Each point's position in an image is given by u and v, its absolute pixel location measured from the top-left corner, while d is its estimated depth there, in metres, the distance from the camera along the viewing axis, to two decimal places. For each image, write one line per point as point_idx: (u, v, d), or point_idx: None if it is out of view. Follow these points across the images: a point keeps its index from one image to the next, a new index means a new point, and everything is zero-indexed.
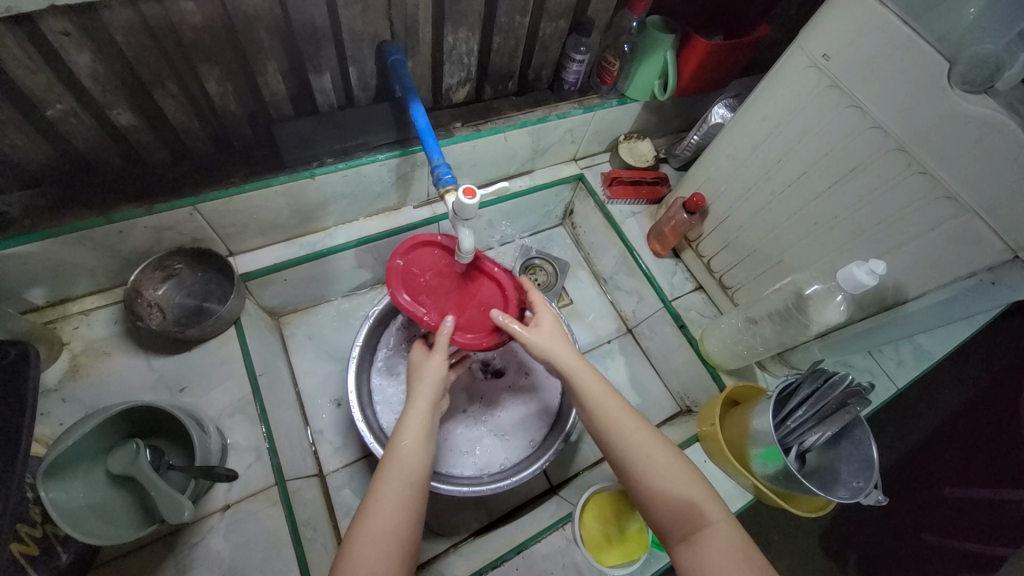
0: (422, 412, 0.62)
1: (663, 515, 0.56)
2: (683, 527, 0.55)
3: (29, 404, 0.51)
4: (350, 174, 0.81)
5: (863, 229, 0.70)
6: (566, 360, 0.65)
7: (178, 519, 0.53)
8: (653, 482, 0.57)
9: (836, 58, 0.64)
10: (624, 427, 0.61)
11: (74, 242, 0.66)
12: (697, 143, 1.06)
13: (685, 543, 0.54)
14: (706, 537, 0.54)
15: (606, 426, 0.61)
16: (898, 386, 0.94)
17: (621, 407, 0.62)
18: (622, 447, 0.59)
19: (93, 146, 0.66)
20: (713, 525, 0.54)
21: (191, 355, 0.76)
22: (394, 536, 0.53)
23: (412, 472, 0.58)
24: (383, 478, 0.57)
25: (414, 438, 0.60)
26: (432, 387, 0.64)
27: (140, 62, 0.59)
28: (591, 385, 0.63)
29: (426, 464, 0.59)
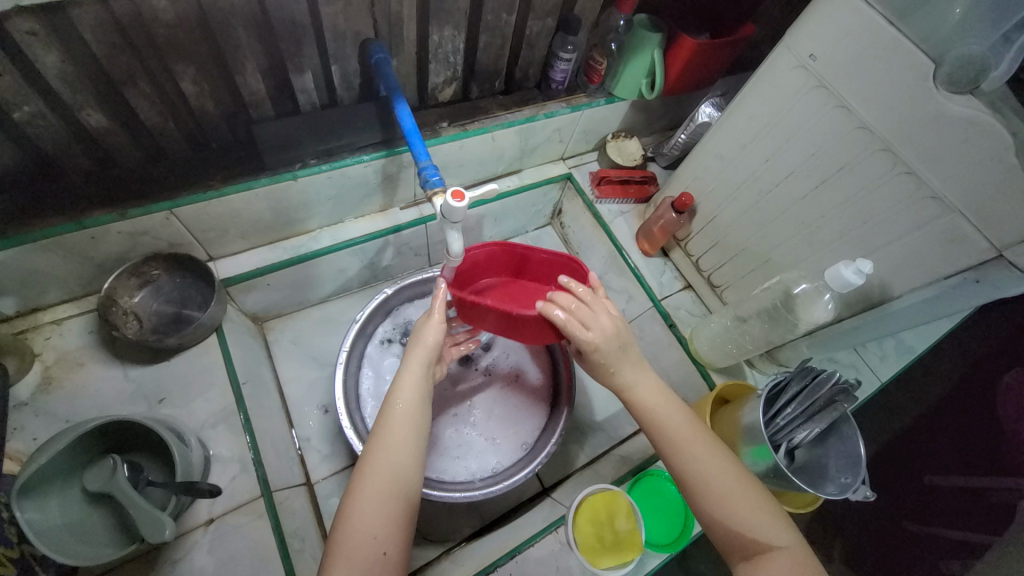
0: (414, 373, 0.59)
1: (725, 534, 0.54)
2: (745, 546, 0.53)
3: None
4: (334, 176, 0.78)
5: (850, 229, 0.70)
6: (634, 384, 0.62)
7: (159, 538, 0.50)
8: (713, 495, 0.55)
9: (823, 59, 0.64)
10: (680, 433, 0.59)
11: (44, 249, 0.63)
12: (684, 143, 1.06)
13: (749, 562, 0.52)
14: (772, 559, 0.52)
15: (665, 431, 0.59)
16: (881, 380, 0.95)
17: (679, 411, 0.61)
18: (680, 453, 0.58)
19: (62, 149, 0.63)
20: (779, 548, 0.52)
21: (171, 364, 0.74)
22: (387, 500, 0.52)
23: (407, 438, 0.55)
24: (378, 444, 0.55)
25: (407, 401, 0.57)
26: (425, 350, 0.61)
27: (110, 62, 0.56)
28: (644, 391, 0.61)
29: (422, 428, 0.57)
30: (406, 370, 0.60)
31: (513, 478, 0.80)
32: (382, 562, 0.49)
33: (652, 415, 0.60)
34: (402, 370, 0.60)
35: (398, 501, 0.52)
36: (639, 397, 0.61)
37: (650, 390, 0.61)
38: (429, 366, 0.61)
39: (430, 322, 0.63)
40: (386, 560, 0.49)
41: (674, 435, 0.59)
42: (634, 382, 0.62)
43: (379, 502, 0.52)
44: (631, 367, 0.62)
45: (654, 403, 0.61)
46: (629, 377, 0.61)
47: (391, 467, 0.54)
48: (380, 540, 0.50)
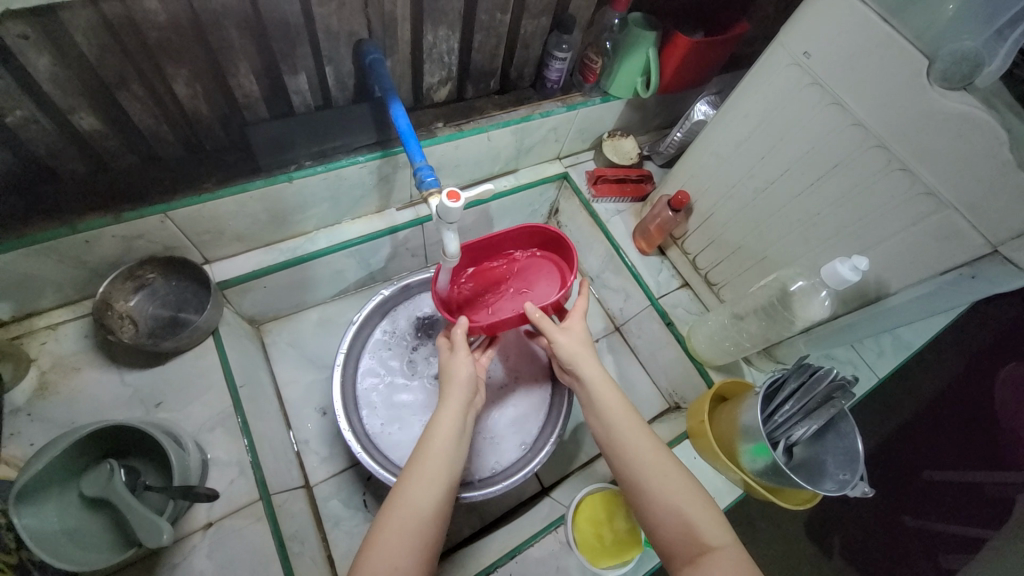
0: (453, 412, 0.61)
1: (670, 537, 0.56)
2: (689, 548, 0.54)
3: None
4: (329, 177, 0.78)
5: (846, 225, 0.70)
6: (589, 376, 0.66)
7: (156, 542, 0.50)
8: (657, 496, 0.58)
9: (817, 56, 0.64)
10: (637, 440, 0.61)
11: (38, 253, 0.63)
12: (680, 141, 1.06)
13: (691, 565, 0.53)
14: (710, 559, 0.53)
15: (619, 436, 0.62)
16: (879, 376, 0.96)
17: (634, 421, 0.63)
18: (633, 459, 0.60)
19: (55, 152, 0.62)
20: (719, 549, 0.53)
21: (167, 368, 0.74)
22: (414, 529, 0.52)
23: (440, 476, 0.56)
24: (413, 476, 0.55)
25: (445, 438, 0.58)
26: (461, 391, 0.63)
27: (102, 64, 0.56)
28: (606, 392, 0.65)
29: (453, 469, 0.58)
30: (445, 407, 0.61)
31: (512, 479, 0.79)
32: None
33: (606, 409, 0.64)
34: (440, 407, 0.62)
35: (425, 537, 0.52)
36: (594, 401, 0.65)
37: (606, 391, 0.65)
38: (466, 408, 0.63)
39: (460, 359, 0.65)
40: None
41: (624, 440, 0.62)
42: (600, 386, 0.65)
43: (408, 533, 0.52)
44: (592, 367, 0.66)
45: (608, 407, 0.64)
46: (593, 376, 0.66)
47: (426, 497, 0.54)
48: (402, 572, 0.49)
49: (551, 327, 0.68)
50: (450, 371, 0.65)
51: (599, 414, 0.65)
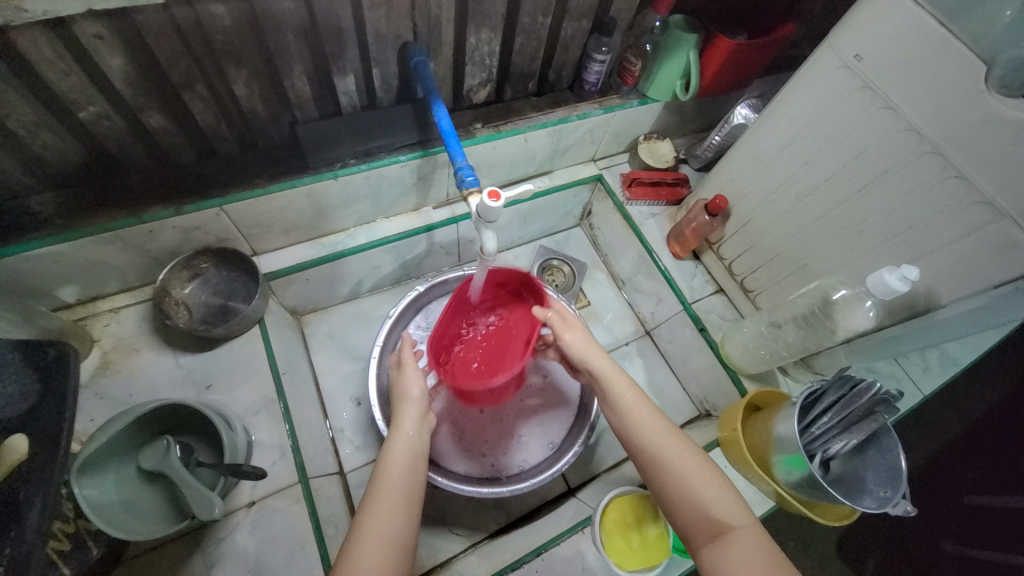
0: (409, 429, 0.63)
1: (689, 519, 0.57)
2: (708, 528, 0.55)
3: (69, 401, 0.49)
4: (372, 175, 0.81)
5: (895, 233, 0.68)
6: (599, 365, 0.68)
7: (209, 515, 0.54)
8: (677, 481, 0.58)
9: (869, 60, 0.63)
10: (653, 432, 0.62)
11: (106, 241, 0.68)
12: (719, 144, 1.04)
13: (711, 546, 0.54)
14: (730, 539, 0.53)
15: (636, 429, 0.63)
16: (924, 393, 0.92)
17: (654, 414, 0.64)
18: (651, 447, 0.61)
19: (123, 148, 0.67)
20: (740, 529, 0.54)
21: (216, 353, 0.78)
22: (385, 540, 0.53)
23: (400, 493, 0.57)
24: (377, 495, 0.56)
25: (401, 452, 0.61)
26: (416, 407, 0.65)
27: (171, 66, 0.60)
28: (618, 383, 0.66)
29: (415, 485, 0.59)
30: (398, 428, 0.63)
31: (540, 477, 0.80)
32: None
33: (616, 399, 0.66)
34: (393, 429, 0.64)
35: (399, 552, 0.53)
36: (607, 391, 0.67)
37: (620, 382, 0.66)
38: (422, 419, 0.65)
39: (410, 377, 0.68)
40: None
41: (642, 433, 0.62)
42: (610, 375, 0.67)
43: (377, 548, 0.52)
44: (603, 359, 0.69)
45: (622, 396, 0.65)
46: (603, 365, 0.68)
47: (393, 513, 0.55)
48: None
49: (559, 323, 0.72)
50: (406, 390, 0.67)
51: (613, 405, 0.66)
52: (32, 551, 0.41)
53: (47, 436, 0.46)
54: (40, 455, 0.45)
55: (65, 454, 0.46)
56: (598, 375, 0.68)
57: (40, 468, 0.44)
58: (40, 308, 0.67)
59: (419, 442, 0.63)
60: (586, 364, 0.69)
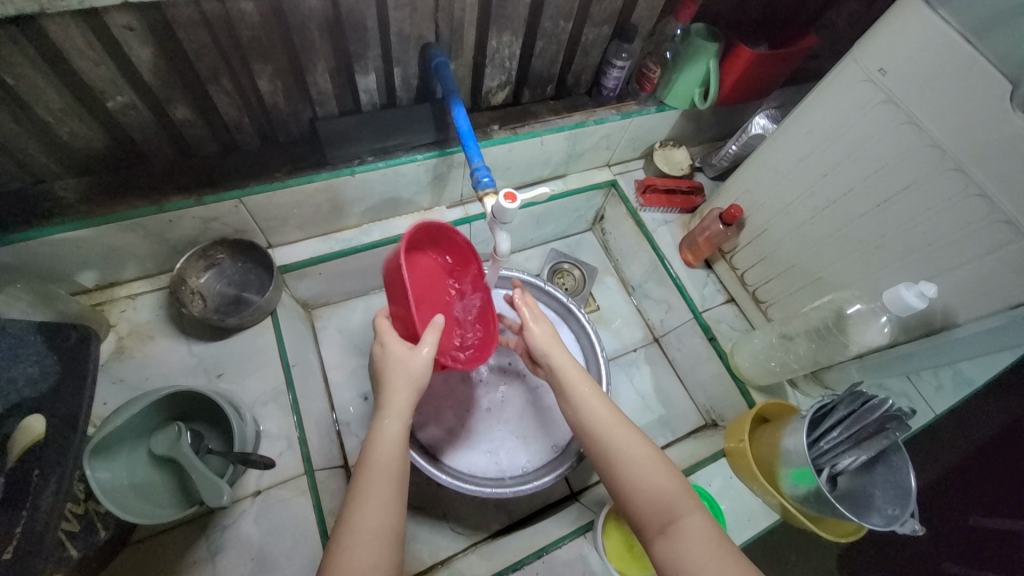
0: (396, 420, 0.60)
1: (641, 508, 0.57)
2: (659, 519, 0.56)
3: (87, 384, 0.50)
4: (388, 173, 0.82)
5: (913, 250, 0.67)
6: (559, 359, 0.69)
7: (217, 502, 0.54)
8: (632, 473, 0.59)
9: (894, 74, 0.62)
10: (603, 423, 0.63)
11: (126, 228, 0.69)
12: (735, 154, 1.04)
13: (662, 536, 0.55)
14: (680, 528, 0.54)
15: (586, 422, 0.64)
16: (936, 413, 0.90)
17: (603, 405, 0.65)
18: (603, 440, 0.62)
19: (149, 137, 0.68)
20: (689, 518, 0.55)
21: (228, 343, 0.78)
22: (378, 530, 0.53)
23: (390, 485, 0.56)
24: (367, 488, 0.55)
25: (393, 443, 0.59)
26: (411, 390, 0.62)
27: (199, 59, 0.61)
28: (574, 377, 0.67)
29: (400, 476, 0.58)
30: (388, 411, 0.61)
31: (543, 479, 0.80)
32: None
33: (573, 393, 0.66)
34: (379, 415, 0.61)
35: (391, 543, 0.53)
36: (566, 387, 0.67)
37: (574, 376, 0.67)
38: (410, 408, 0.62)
39: (420, 356, 0.63)
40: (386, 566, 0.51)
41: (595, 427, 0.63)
42: (566, 370, 0.68)
43: (364, 543, 0.51)
44: (563, 353, 0.70)
45: (575, 389, 0.66)
46: (560, 360, 0.69)
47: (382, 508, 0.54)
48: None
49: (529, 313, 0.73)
50: (398, 367, 0.62)
51: (569, 399, 0.66)
52: (44, 528, 0.42)
53: (65, 417, 0.47)
54: (58, 434, 0.46)
55: (81, 435, 0.47)
56: (558, 372, 0.68)
57: (56, 449, 0.45)
58: (61, 291, 0.69)
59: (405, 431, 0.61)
60: (549, 360, 0.70)
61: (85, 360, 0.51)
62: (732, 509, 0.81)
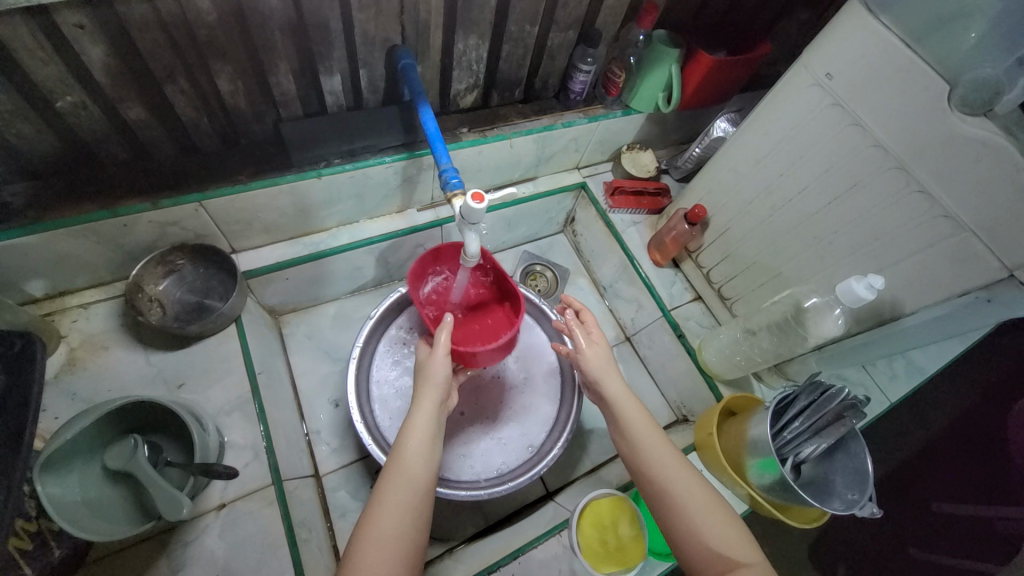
0: (424, 415, 0.61)
1: (698, 551, 0.57)
2: (718, 565, 0.56)
3: (32, 396, 0.47)
4: (356, 175, 0.81)
5: (863, 245, 0.71)
6: (614, 389, 0.69)
7: (176, 516, 0.52)
8: (697, 523, 0.58)
9: (839, 78, 0.66)
10: (668, 465, 0.63)
11: (77, 233, 0.65)
12: (699, 156, 1.08)
13: None
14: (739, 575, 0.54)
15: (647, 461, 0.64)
16: (891, 400, 0.95)
17: (664, 445, 0.65)
18: (653, 467, 0.63)
19: (101, 139, 0.65)
20: (749, 567, 0.55)
21: (190, 352, 0.75)
22: (393, 538, 0.53)
23: (410, 490, 0.56)
24: (382, 494, 0.56)
25: (420, 441, 0.59)
26: (434, 390, 0.63)
27: (152, 58, 0.59)
28: (626, 400, 0.68)
29: (426, 482, 0.58)
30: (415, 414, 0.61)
31: (519, 479, 0.80)
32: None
33: (625, 416, 0.67)
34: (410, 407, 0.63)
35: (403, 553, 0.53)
36: (619, 415, 0.68)
37: (628, 407, 0.68)
38: (439, 406, 0.63)
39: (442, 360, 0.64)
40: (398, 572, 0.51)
41: (657, 469, 0.63)
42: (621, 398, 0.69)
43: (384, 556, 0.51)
44: (618, 382, 0.69)
45: (631, 422, 0.67)
46: (616, 389, 0.69)
47: (396, 514, 0.54)
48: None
49: (581, 339, 0.72)
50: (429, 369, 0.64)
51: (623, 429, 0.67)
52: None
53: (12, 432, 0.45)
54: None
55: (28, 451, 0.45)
56: (610, 400, 0.69)
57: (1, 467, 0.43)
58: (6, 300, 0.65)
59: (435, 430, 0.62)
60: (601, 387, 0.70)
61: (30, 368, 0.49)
62: None
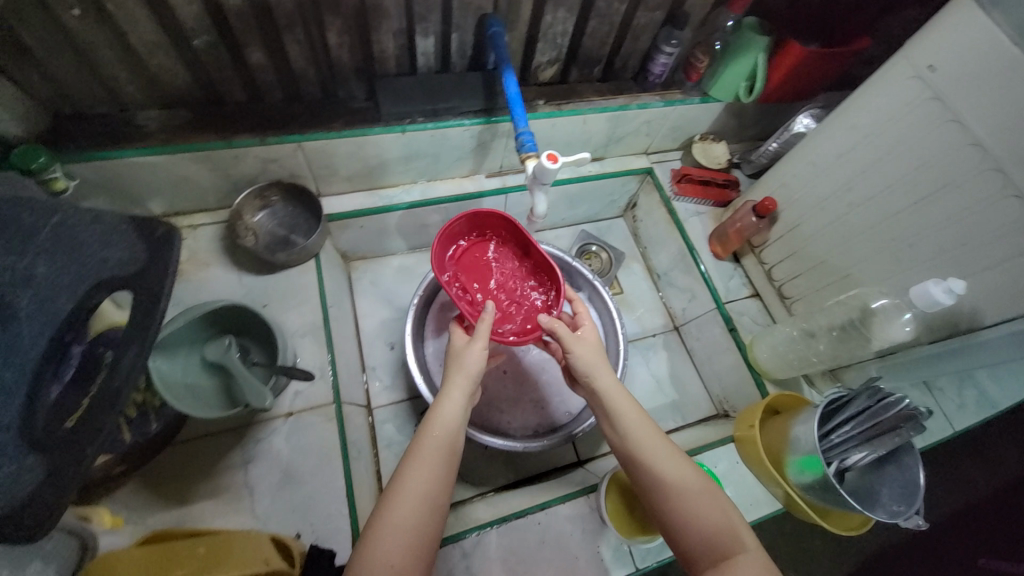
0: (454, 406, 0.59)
1: (694, 541, 0.55)
2: (711, 554, 0.53)
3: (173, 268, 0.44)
4: (436, 135, 0.86)
5: (946, 249, 0.68)
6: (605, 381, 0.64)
7: (262, 404, 0.61)
8: (689, 509, 0.56)
9: (943, 71, 0.63)
10: (659, 453, 0.60)
11: (195, 159, 0.75)
12: (775, 151, 1.04)
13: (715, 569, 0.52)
14: (736, 563, 0.52)
15: (647, 462, 0.59)
16: (955, 428, 0.89)
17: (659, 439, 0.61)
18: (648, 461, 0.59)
19: (224, 78, 0.74)
20: (745, 554, 0.52)
21: (274, 278, 0.84)
22: (412, 532, 0.52)
23: (437, 472, 0.55)
24: (406, 476, 0.55)
25: (444, 426, 0.58)
26: (465, 380, 0.61)
27: (277, 7, 0.66)
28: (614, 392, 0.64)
29: (450, 465, 0.57)
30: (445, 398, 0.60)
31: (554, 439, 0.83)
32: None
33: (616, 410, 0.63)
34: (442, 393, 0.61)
35: (418, 536, 0.52)
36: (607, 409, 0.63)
37: (622, 402, 0.63)
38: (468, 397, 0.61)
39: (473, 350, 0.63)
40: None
41: (663, 472, 0.58)
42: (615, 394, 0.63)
43: (400, 537, 0.51)
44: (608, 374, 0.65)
45: (624, 414, 0.62)
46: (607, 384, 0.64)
47: (414, 502, 0.53)
48: (398, 569, 0.49)
49: (566, 336, 0.65)
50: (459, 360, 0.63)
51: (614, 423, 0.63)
52: (123, 387, 0.39)
53: (148, 295, 0.43)
54: (140, 305, 0.42)
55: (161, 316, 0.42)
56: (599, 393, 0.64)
57: (140, 320, 0.41)
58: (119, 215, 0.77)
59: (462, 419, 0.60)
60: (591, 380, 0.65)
61: (169, 254, 0.45)
62: (735, 493, 0.82)
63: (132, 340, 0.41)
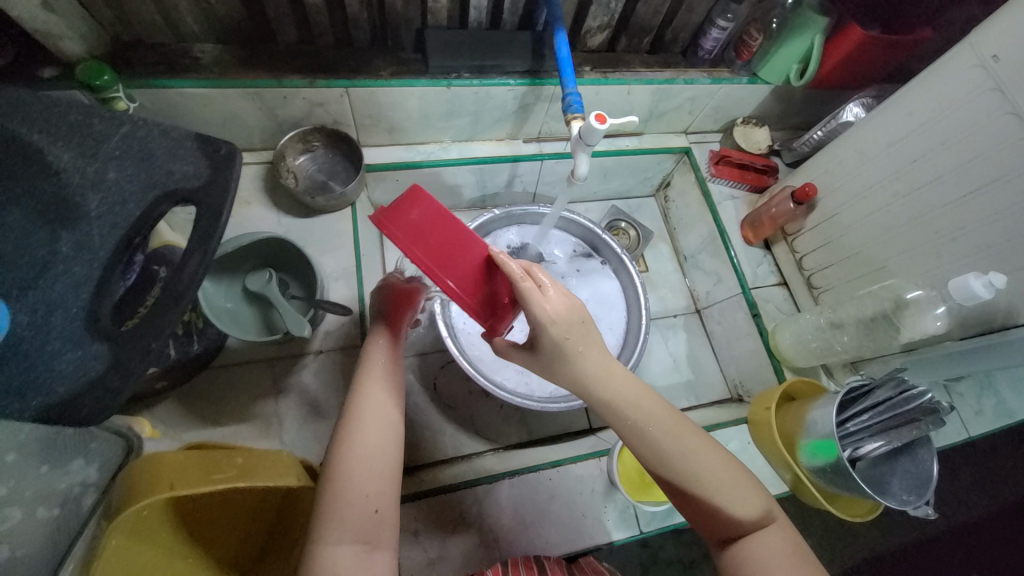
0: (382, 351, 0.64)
1: (715, 521, 0.55)
2: (729, 531, 0.55)
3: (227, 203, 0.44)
4: (480, 92, 0.85)
5: (991, 244, 0.67)
6: (596, 361, 0.56)
7: (300, 333, 0.62)
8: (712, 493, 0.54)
9: (1007, 61, 0.61)
10: (669, 435, 0.55)
11: (245, 95, 0.76)
12: (819, 140, 1.02)
13: (735, 543, 0.55)
14: (758, 539, 0.54)
15: (658, 445, 0.55)
16: (970, 433, 0.89)
17: (662, 413, 0.56)
18: (654, 437, 0.55)
19: (279, 16, 0.74)
20: (767, 530, 0.55)
21: (313, 222, 0.86)
22: (376, 463, 0.54)
23: (388, 409, 0.58)
24: (361, 413, 0.57)
25: (379, 370, 0.62)
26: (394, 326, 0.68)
27: None
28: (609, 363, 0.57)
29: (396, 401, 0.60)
30: (376, 348, 0.65)
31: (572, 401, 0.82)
32: (373, 520, 0.51)
33: (601, 379, 0.56)
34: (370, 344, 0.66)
35: (386, 466, 0.55)
36: (596, 386, 0.56)
37: (612, 375, 0.56)
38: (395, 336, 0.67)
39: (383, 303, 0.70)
40: (378, 517, 0.52)
41: (680, 467, 0.55)
42: (609, 373, 0.56)
43: (364, 469, 0.53)
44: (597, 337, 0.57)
45: (615, 386, 0.56)
46: (597, 363, 0.56)
47: (371, 437, 0.55)
48: (372, 499, 0.52)
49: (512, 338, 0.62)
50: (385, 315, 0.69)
51: (607, 400, 0.56)
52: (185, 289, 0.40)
53: (212, 210, 0.43)
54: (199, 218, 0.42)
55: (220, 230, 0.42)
56: (585, 371, 0.56)
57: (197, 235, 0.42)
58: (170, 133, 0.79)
59: (394, 364, 0.64)
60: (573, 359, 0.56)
61: (231, 174, 0.45)
62: None
63: (193, 250, 0.40)
